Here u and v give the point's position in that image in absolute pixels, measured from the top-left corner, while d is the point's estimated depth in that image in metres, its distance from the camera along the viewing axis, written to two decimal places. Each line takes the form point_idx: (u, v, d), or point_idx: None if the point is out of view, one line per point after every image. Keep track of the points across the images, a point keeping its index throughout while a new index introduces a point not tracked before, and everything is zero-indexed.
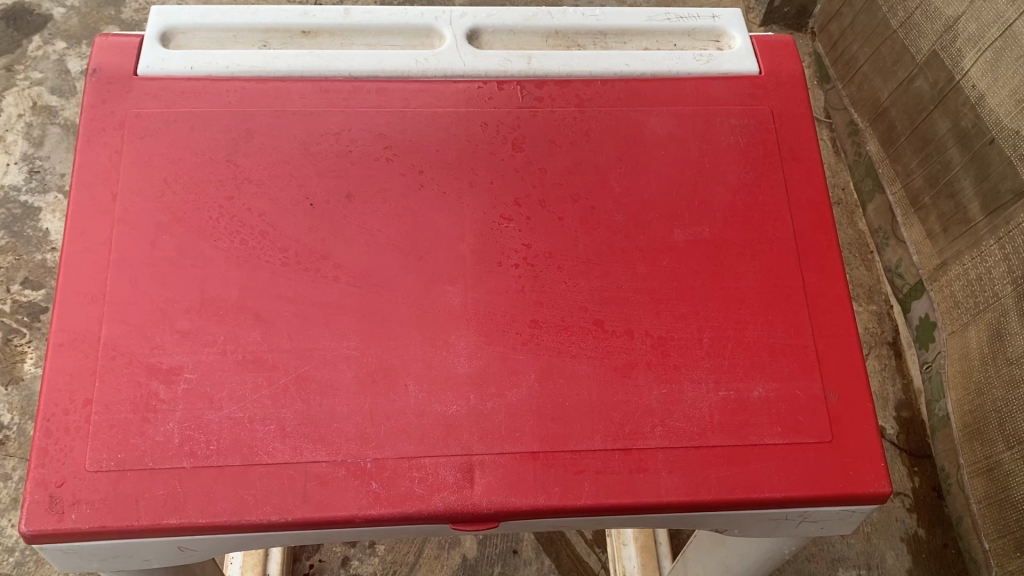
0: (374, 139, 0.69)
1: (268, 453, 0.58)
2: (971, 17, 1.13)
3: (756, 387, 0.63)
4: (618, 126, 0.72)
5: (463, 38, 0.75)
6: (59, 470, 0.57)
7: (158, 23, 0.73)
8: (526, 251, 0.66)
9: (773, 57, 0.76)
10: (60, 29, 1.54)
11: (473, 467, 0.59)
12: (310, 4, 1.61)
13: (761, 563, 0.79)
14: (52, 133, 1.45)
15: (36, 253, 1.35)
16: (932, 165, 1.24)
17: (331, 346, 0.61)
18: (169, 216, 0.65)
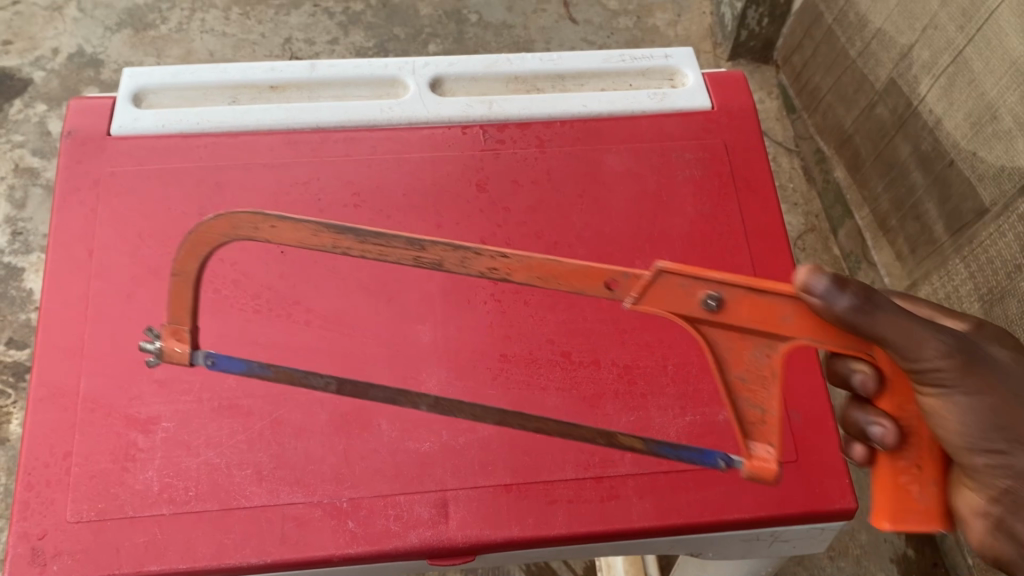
0: (343, 187, 0.71)
1: (246, 497, 0.59)
2: (924, 45, 1.17)
3: (722, 411, 0.64)
4: (578, 164, 0.74)
5: (426, 86, 0.78)
6: (41, 522, 0.58)
7: (130, 85, 0.75)
8: (493, 287, 0.68)
9: (724, 93, 0.79)
10: (41, 91, 1.40)
11: (447, 502, 0.60)
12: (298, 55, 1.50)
13: None
14: (35, 196, 1.30)
15: (19, 313, 1.22)
16: (898, 189, 1.27)
17: (305, 389, 0.63)
18: (144, 269, 0.66)
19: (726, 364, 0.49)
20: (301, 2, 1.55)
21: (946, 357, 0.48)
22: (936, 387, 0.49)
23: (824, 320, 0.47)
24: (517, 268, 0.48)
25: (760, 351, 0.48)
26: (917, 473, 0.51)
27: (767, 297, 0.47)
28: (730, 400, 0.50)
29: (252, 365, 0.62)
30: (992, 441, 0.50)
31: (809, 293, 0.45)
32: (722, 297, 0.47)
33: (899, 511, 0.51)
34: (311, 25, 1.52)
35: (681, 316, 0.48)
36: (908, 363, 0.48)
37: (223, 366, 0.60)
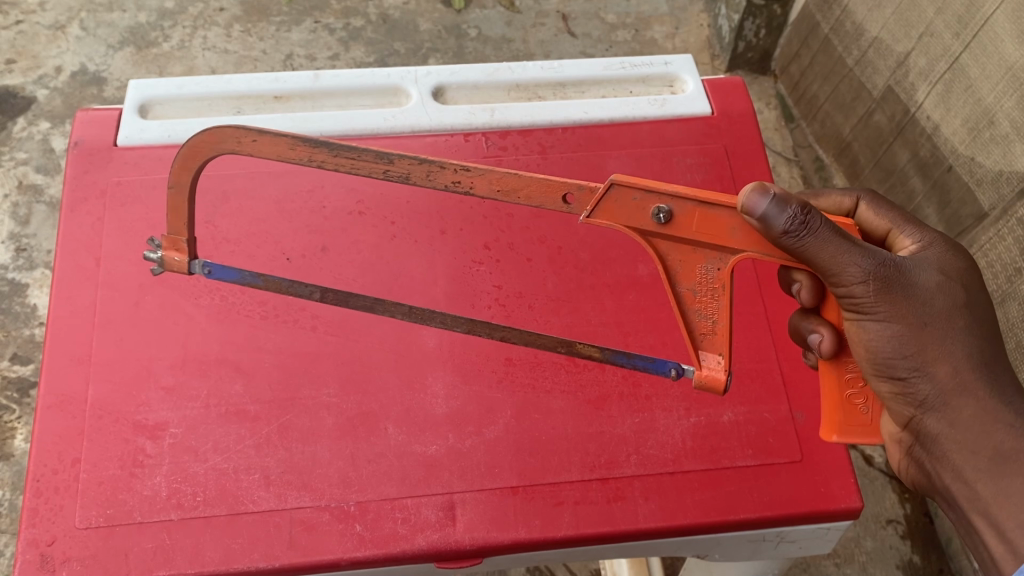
0: (346, 195, 0.72)
1: (253, 502, 0.60)
2: (921, 52, 1.18)
3: (726, 411, 0.65)
4: (580, 170, 0.75)
5: (428, 95, 0.78)
6: (50, 529, 0.58)
7: (136, 96, 0.76)
8: (497, 291, 0.68)
9: (724, 98, 0.80)
10: (44, 109, 1.40)
11: (454, 505, 0.60)
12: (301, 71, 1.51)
13: None
14: (39, 212, 1.30)
15: (24, 328, 1.21)
16: (897, 195, 1.27)
17: (311, 395, 0.63)
18: (150, 277, 0.67)
19: (677, 271, 0.54)
20: (302, 18, 1.56)
21: (864, 282, 0.50)
22: (856, 313, 0.52)
23: (764, 234, 0.50)
24: (480, 180, 0.52)
25: (709, 262, 0.54)
26: (853, 378, 0.57)
27: (712, 212, 0.51)
28: (681, 311, 0.55)
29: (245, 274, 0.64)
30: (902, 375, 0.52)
31: (749, 214, 0.48)
32: (671, 210, 0.52)
33: (834, 416, 0.57)
34: (312, 41, 1.54)
35: (635, 229, 0.53)
36: (831, 281, 0.51)
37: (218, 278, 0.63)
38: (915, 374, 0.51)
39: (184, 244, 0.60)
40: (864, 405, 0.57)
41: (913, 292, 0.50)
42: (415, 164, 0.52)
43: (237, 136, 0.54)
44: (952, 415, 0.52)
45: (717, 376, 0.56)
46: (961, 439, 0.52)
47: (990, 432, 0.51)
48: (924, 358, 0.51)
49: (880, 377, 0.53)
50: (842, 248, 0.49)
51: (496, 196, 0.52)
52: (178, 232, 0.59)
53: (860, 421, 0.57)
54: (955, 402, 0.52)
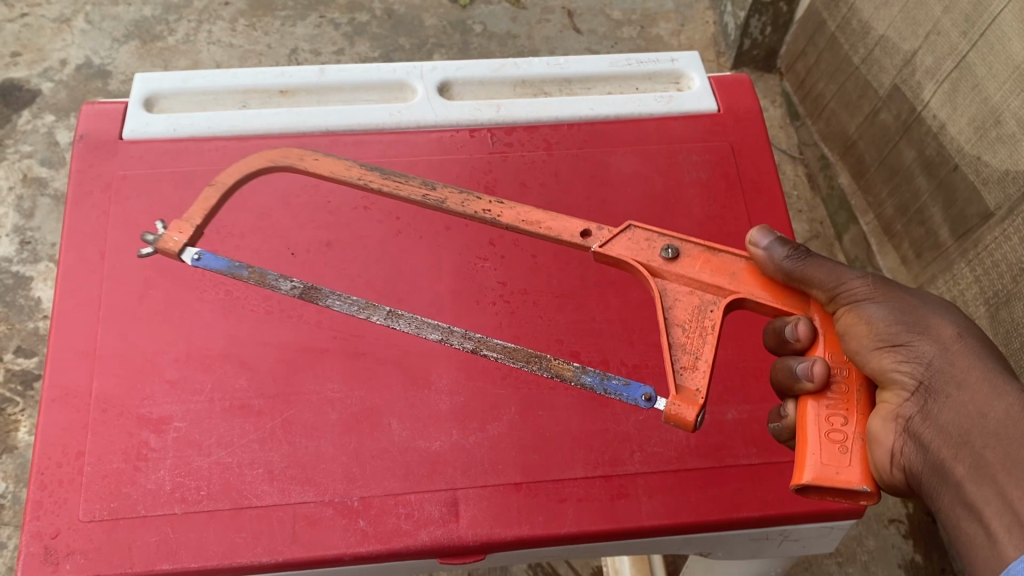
0: (352, 190, 0.72)
1: (257, 496, 0.60)
2: (927, 51, 1.17)
3: (730, 410, 0.65)
4: (586, 166, 0.74)
5: (434, 90, 0.78)
6: (54, 521, 0.58)
7: (142, 89, 0.76)
8: (502, 288, 0.68)
9: (731, 95, 0.79)
10: (49, 102, 1.41)
11: (458, 501, 0.60)
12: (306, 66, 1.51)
13: None
14: (43, 205, 1.30)
15: (28, 321, 1.22)
16: (902, 194, 1.27)
17: (315, 390, 0.63)
18: (156, 271, 0.67)
19: (673, 308, 0.57)
20: (307, 13, 1.56)
21: (860, 278, 0.51)
22: (855, 304, 0.51)
23: (770, 269, 0.55)
24: (508, 211, 0.64)
25: (710, 302, 0.56)
26: (834, 416, 0.51)
27: (722, 257, 0.57)
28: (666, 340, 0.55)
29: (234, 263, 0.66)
30: (901, 340, 0.49)
31: (757, 245, 0.55)
32: (678, 249, 0.58)
33: (815, 451, 0.49)
34: (317, 36, 1.53)
35: (643, 264, 0.59)
36: (831, 289, 0.52)
37: (206, 268, 0.66)
38: (917, 338, 0.48)
39: (190, 230, 0.66)
40: (842, 443, 0.50)
41: (912, 294, 0.51)
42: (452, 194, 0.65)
43: (304, 156, 0.70)
44: (954, 377, 0.47)
45: (689, 410, 0.52)
46: (966, 398, 0.46)
47: (995, 388, 0.45)
48: (926, 328, 0.49)
49: (881, 354, 0.49)
50: (838, 262, 0.53)
51: (520, 222, 0.62)
52: (192, 221, 0.67)
53: (836, 462, 0.49)
54: (963, 365, 0.47)
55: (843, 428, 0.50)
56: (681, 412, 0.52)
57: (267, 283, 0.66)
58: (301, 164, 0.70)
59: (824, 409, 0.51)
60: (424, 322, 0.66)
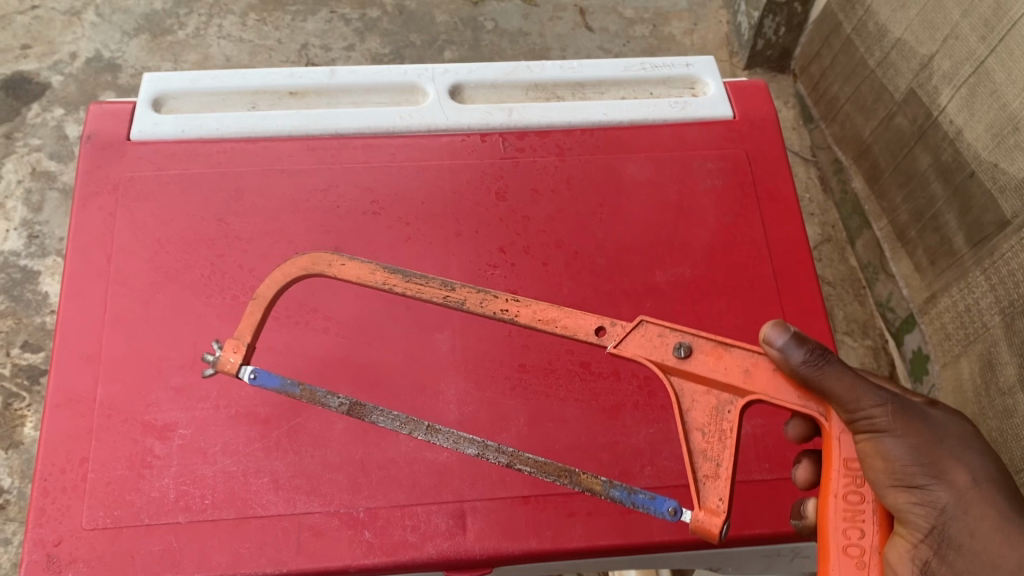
0: (361, 194, 0.71)
1: (262, 506, 0.59)
2: (945, 55, 1.16)
3: (742, 424, 0.64)
4: (599, 173, 0.73)
5: (446, 93, 0.77)
6: (57, 529, 0.58)
7: (150, 89, 0.75)
8: (512, 296, 0.67)
9: (747, 102, 0.78)
10: (59, 96, 1.40)
11: (465, 513, 0.60)
12: (317, 62, 1.50)
13: None
14: (52, 199, 1.30)
15: (35, 316, 1.21)
16: (916, 200, 1.25)
17: (322, 398, 0.63)
18: (162, 275, 0.66)
19: None
20: (318, 8, 1.55)
21: (883, 404, 0.47)
22: (870, 433, 0.47)
23: (781, 369, 0.48)
24: (526, 309, 0.54)
25: (725, 400, 0.50)
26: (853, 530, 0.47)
27: (734, 351, 0.50)
28: None
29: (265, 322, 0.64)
30: (918, 479, 0.46)
31: (771, 344, 0.48)
32: None
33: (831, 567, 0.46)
34: (328, 31, 1.52)
35: None
36: (849, 411, 0.47)
37: (261, 387, 0.57)
38: (934, 482, 0.46)
39: (246, 345, 0.58)
40: (860, 560, 0.46)
41: (922, 417, 0.48)
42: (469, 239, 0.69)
43: (332, 261, 0.61)
44: (971, 526, 0.46)
45: (714, 522, 0.47)
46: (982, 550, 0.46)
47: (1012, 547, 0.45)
48: (942, 470, 0.47)
49: (898, 495, 0.46)
50: (858, 377, 0.47)
51: (534, 322, 0.53)
52: (244, 338, 0.58)
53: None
54: (976, 512, 0.46)
55: (860, 541, 0.46)
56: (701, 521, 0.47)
57: (318, 400, 0.58)
58: (328, 271, 0.60)
59: (843, 512, 0.47)
60: (452, 353, 0.65)
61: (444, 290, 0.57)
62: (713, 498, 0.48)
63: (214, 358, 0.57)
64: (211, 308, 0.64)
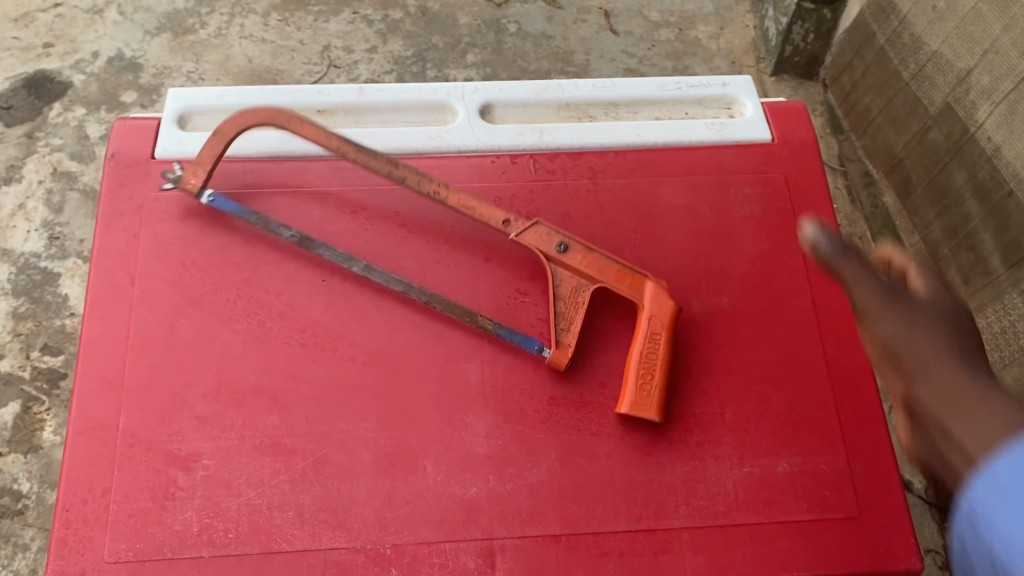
0: (389, 217, 0.69)
1: (287, 541, 0.58)
2: (984, 70, 1.13)
3: (781, 462, 0.62)
4: (633, 197, 0.71)
5: (476, 113, 0.76)
6: (78, 562, 0.56)
7: (175, 106, 0.74)
8: (543, 325, 0.65)
9: (785, 124, 0.76)
10: (80, 95, 1.39)
11: (494, 551, 0.58)
12: (340, 64, 1.49)
13: None
14: (73, 200, 1.29)
15: (55, 318, 1.20)
16: (950, 217, 1.23)
17: (348, 428, 0.61)
18: (187, 298, 0.65)
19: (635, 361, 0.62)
20: (340, 8, 1.53)
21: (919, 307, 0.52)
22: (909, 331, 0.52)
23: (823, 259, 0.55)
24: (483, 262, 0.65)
25: (582, 282, 0.65)
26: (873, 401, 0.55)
27: (598, 254, 0.65)
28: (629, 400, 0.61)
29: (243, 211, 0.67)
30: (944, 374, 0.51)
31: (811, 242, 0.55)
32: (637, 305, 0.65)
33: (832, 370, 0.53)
34: (350, 32, 1.51)
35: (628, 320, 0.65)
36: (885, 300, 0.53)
37: (220, 209, 0.67)
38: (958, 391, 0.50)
39: (203, 171, 0.67)
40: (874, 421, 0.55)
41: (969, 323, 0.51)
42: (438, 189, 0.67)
43: (292, 117, 0.68)
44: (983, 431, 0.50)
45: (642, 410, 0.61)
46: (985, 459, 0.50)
47: None
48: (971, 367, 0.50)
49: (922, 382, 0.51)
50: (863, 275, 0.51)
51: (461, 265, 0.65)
52: (204, 164, 0.67)
53: None
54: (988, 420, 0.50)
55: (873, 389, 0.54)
56: (553, 356, 0.62)
57: (270, 228, 0.67)
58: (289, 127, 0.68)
59: (644, 357, 0.62)
60: (481, 384, 0.63)
61: (388, 168, 0.67)
62: (559, 338, 0.63)
63: (176, 181, 0.67)
64: (181, 175, 0.68)
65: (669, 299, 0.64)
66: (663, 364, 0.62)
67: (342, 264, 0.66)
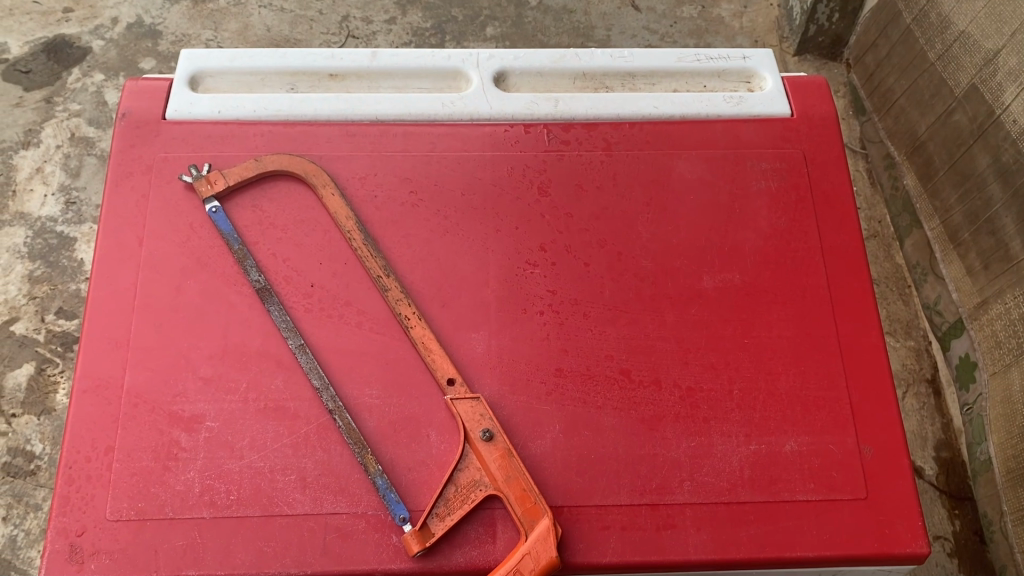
0: (399, 183, 0.68)
1: (288, 504, 0.58)
2: (1012, 51, 1.11)
3: (788, 441, 0.61)
4: (647, 169, 0.70)
5: (490, 80, 0.74)
6: (81, 519, 0.57)
7: (187, 66, 0.73)
8: (551, 297, 0.65)
9: (805, 99, 0.75)
10: (99, 61, 1.39)
11: (495, 521, 0.58)
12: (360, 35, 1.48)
13: None
14: (90, 164, 1.29)
15: (70, 282, 1.20)
16: (972, 201, 1.20)
17: (353, 394, 0.61)
18: (194, 260, 0.64)
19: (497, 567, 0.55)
20: None
21: None
22: None
23: None
24: (440, 361, 0.61)
25: (482, 480, 0.58)
26: None
27: (517, 462, 0.58)
28: None
29: (234, 238, 0.65)
30: None
31: None
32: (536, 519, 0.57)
33: None
34: (370, 3, 1.50)
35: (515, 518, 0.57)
36: None
37: (213, 224, 0.65)
38: None
39: (223, 185, 0.66)
40: None
41: None
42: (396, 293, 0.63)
43: (328, 185, 0.67)
44: None
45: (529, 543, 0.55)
46: None
47: None
48: None
49: None
50: None
51: (418, 342, 0.62)
52: (229, 179, 0.67)
53: None
54: None
55: None
56: (407, 538, 0.56)
57: (243, 265, 0.64)
58: (318, 192, 0.67)
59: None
60: (487, 355, 0.63)
61: (381, 270, 0.64)
62: (429, 523, 0.56)
63: (195, 175, 0.66)
64: (201, 174, 0.67)
65: (551, 551, 0.55)
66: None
67: (280, 332, 0.62)
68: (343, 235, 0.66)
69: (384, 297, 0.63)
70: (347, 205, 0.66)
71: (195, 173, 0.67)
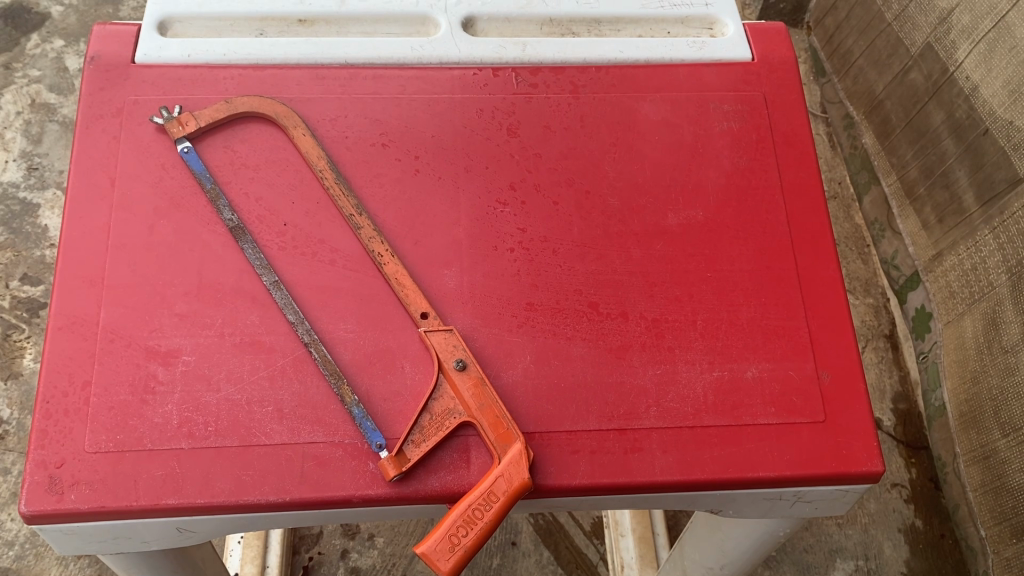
0: (370, 125, 0.70)
1: (266, 434, 0.58)
2: (965, 9, 1.13)
3: (749, 368, 0.63)
4: (612, 111, 0.73)
5: (458, 26, 0.76)
6: (59, 451, 0.56)
7: (156, 12, 0.74)
8: (521, 235, 0.66)
9: (765, 44, 0.77)
10: (59, 27, 1.57)
11: (470, 447, 0.59)
12: None
13: (747, 555, 0.79)
14: (51, 131, 1.46)
15: (35, 249, 1.36)
16: (927, 156, 1.24)
17: (328, 328, 0.62)
18: (167, 201, 0.65)
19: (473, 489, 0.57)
20: None
21: None
22: None
23: None
24: (413, 293, 0.63)
25: (456, 409, 0.59)
26: None
27: (489, 390, 0.60)
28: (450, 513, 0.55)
29: (205, 176, 0.66)
30: None
31: None
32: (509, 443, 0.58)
33: None
34: None
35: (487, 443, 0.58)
36: None
37: (186, 164, 0.66)
38: None
39: (195, 126, 0.67)
40: None
41: None
42: (366, 229, 0.65)
43: (298, 125, 0.68)
44: None
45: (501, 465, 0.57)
46: None
47: None
48: None
49: None
50: None
51: (392, 277, 0.63)
52: (200, 120, 0.67)
53: None
54: None
55: None
56: (384, 463, 0.57)
57: (215, 204, 0.65)
58: (288, 132, 0.67)
59: (467, 511, 0.55)
60: (458, 291, 0.64)
61: (353, 209, 0.65)
62: (404, 449, 0.58)
63: (166, 117, 0.67)
64: (171, 116, 0.67)
65: (524, 471, 0.57)
66: (480, 529, 0.54)
67: (254, 268, 0.63)
68: (314, 174, 0.67)
69: (356, 235, 0.65)
70: (319, 143, 0.67)
71: (166, 115, 0.67)
